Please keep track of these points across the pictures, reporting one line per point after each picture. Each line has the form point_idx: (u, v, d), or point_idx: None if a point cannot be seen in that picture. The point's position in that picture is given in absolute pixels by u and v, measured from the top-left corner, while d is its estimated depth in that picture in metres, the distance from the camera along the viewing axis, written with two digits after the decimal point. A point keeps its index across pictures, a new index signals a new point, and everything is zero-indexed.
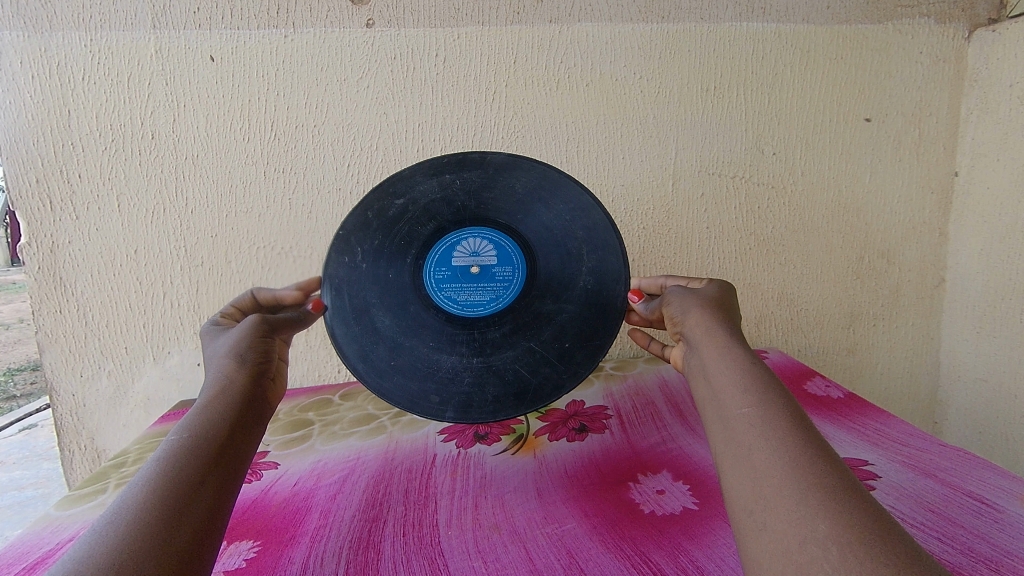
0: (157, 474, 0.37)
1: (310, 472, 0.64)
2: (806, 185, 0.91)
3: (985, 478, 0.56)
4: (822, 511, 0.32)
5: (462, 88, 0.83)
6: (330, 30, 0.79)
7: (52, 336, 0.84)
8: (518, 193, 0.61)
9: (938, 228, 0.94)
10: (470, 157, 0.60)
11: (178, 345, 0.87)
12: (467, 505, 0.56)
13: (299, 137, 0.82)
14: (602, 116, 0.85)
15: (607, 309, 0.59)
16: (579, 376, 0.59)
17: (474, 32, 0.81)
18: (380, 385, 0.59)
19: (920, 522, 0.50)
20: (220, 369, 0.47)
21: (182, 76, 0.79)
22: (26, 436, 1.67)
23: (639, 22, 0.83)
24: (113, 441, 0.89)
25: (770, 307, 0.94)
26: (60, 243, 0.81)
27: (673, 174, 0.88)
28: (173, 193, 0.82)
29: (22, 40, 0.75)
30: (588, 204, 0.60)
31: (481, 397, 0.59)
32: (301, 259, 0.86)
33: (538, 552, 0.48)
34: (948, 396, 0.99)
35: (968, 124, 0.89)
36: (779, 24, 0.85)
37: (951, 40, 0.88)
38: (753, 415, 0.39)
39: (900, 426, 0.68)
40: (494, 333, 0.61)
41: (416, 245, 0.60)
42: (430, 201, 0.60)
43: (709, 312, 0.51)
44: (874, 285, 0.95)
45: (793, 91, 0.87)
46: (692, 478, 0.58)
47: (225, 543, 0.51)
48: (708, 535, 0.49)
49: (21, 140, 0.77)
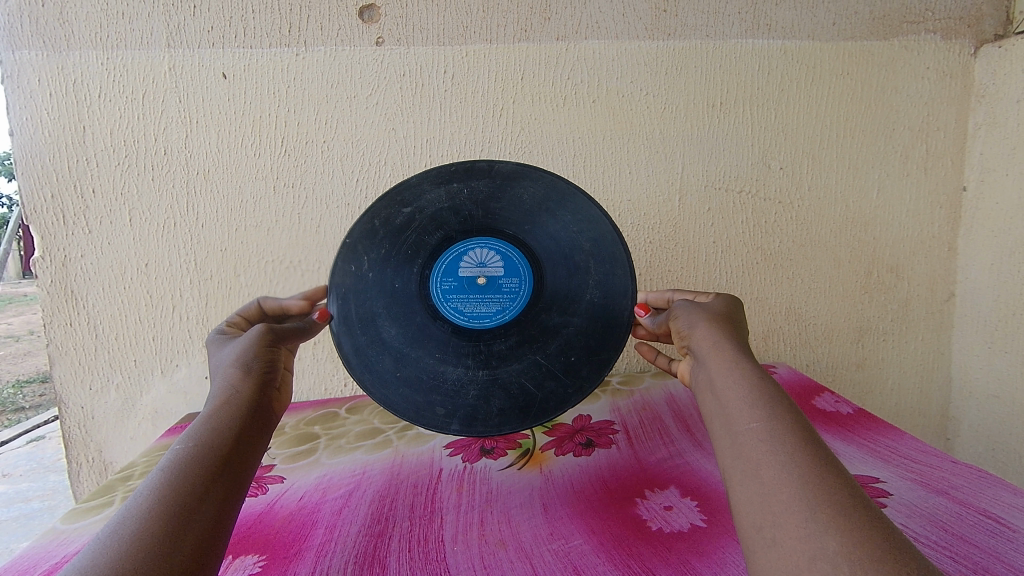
0: (162, 483, 0.37)
1: (316, 486, 0.64)
2: (813, 200, 0.91)
3: (999, 496, 0.55)
4: (832, 528, 0.32)
5: (470, 104, 0.84)
6: (341, 48, 0.81)
7: (61, 349, 0.85)
8: (525, 203, 0.61)
9: (947, 243, 0.93)
10: (478, 166, 0.60)
11: (186, 357, 0.88)
12: (473, 520, 0.56)
13: (309, 153, 0.83)
14: (609, 132, 0.86)
15: (613, 322, 0.59)
16: (585, 390, 0.59)
17: (482, 50, 0.83)
18: (385, 396, 0.59)
19: (934, 541, 0.49)
20: (227, 378, 0.47)
21: (195, 93, 0.81)
22: (33, 448, 1.68)
23: (645, 40, 0.84)
24: (120, 454, 0.89)
25: (778, 322, 0.94)
26: (72, 257, 0.82)
27: (679, 188, 0.88)
28: (184, 208, 0.83)
29: (41, 59, 0.77)
30: (596, 216, 0.60)
31: (486, 409, 0.59)
32: (309, 272, 0.87)
33: (545, 568, 0.48)
34: (960, 412, 0.98)
35: (976, 139, 0.89)
36: (784, 41, 0.86)
37: (956, 56, 0.88)
38: (761, 430, 0.39)
39: (911, 443, 0.67)
40: (500, 345, 0.61)
41: (422, 254, 0.61)
42: (438, 210, 0.60)
43: (716, 326, 0.51)
44: (883, 300, 0.94)
45: (799, 106, 0.88)
46: (700, 495, 0.58)
47: (230, 558, 0.51)
48: (716, 553, 0.48)
49: (37, 156, 0.79)
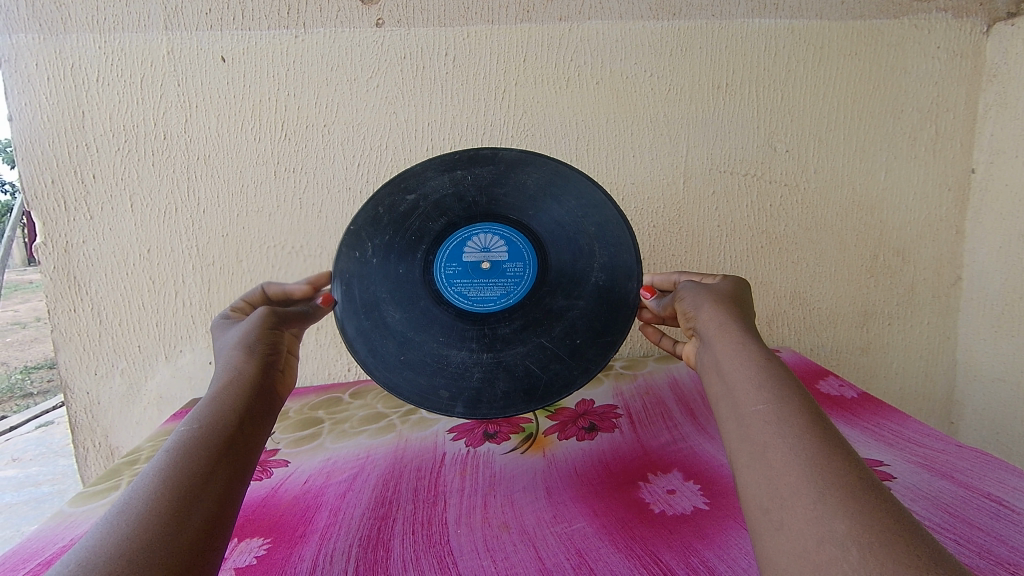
0: (167, 464, 0.37)
1: (320, 470, 0.64)
2: (819, 183, 0.89)
3: (1003, 479, 0.55)
4: (840, 511, 0.31)
5: (471, 87, 0.83)
6: (341, 30, 0.80)
7: (66, 335, 0.85)
8: (529, 188, 0.61)
9: (955, 226, 0.92)
10: (481, 153, 0.60)
11: (191, 343, 0.88)
12: (476, 503, 0.56)
13: (309, 137, 0.83)
14: (613, 115, 0.85)
15: (619, 305, 0.59)
16: (590, 373, 0.58)
17: (484, 31, 0.81)
18: (389, 380, 0.58)
19: (938, 525, 0.49)
20: (230, 360, 0.47)
21: (194, 77, 0.80)
22: (42, 433, 1.70)
23: (649, 19, 0.82)
24: (127, 438, 0.90)
25: (783, 306, 0.93)
26: (74, 243, 0.82)
27: (684, 171, 0.87)
28: (185, 192, 0.83)
29: (38, 42, 0.76)
30: (600, 201, 0.59)
31: (491, 392, 0.59)
32: (311, 258, 0.87)
33: (548, 551, 0.48)
34: (964, 396, 0.98)
35: (986, 120, 0.88)
36: (792, 20, 0.84)
37: (968, 34, 0.86)
38: (768, 412, 0.39)
39: (916, 426, 0.66)
40: (505, 329, 0.61)
41: (426, 240, 0.60)
42: (442, 196, 0.60)
43: (722, 308, 0.51)
44: (889, 284, 0.93)
45: (806, 88, 0.86)
46: (702, 478, 0.58)
47: (236, 541, 0.51)
48: (719, 535, 0.48)
49: (37, 141, 0.78)
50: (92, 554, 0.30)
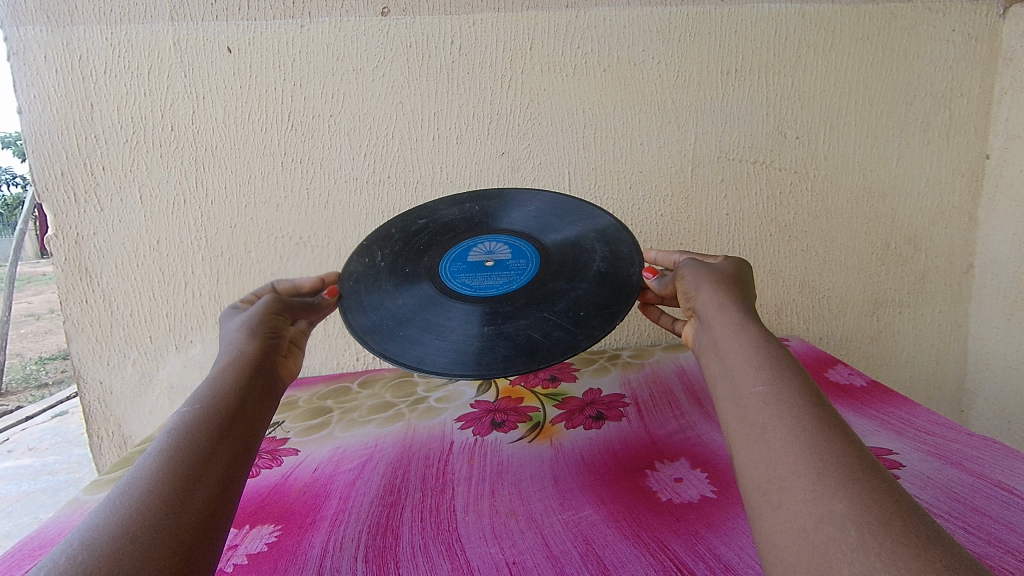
0: (169, 444, 0.37)
1: (330, 458, 0.65)
2: (830, 169, 0.88)
3: (1014, 467, 0.54)
4: (840, 491, 0.31)
5: (477, 75, 0.82)
6: (346, 19, 0.79)
7: (78, 325, 0.86)
8: (531, 212, 0.69)
9: (968, 213, 0.91)
10: (488, 193, 0.71)
11: (200, 334, 0.89)
12: (484, 491, 0.56)
13: (316, 127, 0.83)
14: (620, 102, 0.84)
15: (621, 285, 0.56)
16: (595, 337, 0.52)
17: (489, 18, 0.81)
18: (385, 350, 0.55)
19: (946, 513, 0.48)
20: (231, 341, 0.48)
21: (201, 68, 0.80)
22: (58, 423, 1.73)
23: (657, 6, 0.81)
24: (140, 427, 0.91)
25: (792, 295, 0.93)
26: (85, 235, 0.83)
27: (692, 159, 0.86)
28: (193, 183, 0.84)
29: (45, 34, 0.76)
30: (598, 215, 0.64)
31: (490, 356, 0.54)
32: (318, 248, 0.87)
33: (555, 538, 0.48)
34: (976, 384, 0.97)
35: (1002, 104, 0.86)
36: (802, 4, 0.83)
37: (984, 17, 0.84)
38: (767, 393, 0.38)
39: (927, 415, 0.66)
40: (507, 307, 0.59)
41: (433, 250, 0.66)
42: (450, 220, 0.69)
43: (723, 288, 0.51)
44: (900, 272, 0.93)
45: (817, 74, 0.85)
46: (709, 466, 0.58)
47: (247, 528, 0.52)
48: (727, 523, 0.48)
49: (47, 133, 0.79)
50: (94, 532, 0.31)
